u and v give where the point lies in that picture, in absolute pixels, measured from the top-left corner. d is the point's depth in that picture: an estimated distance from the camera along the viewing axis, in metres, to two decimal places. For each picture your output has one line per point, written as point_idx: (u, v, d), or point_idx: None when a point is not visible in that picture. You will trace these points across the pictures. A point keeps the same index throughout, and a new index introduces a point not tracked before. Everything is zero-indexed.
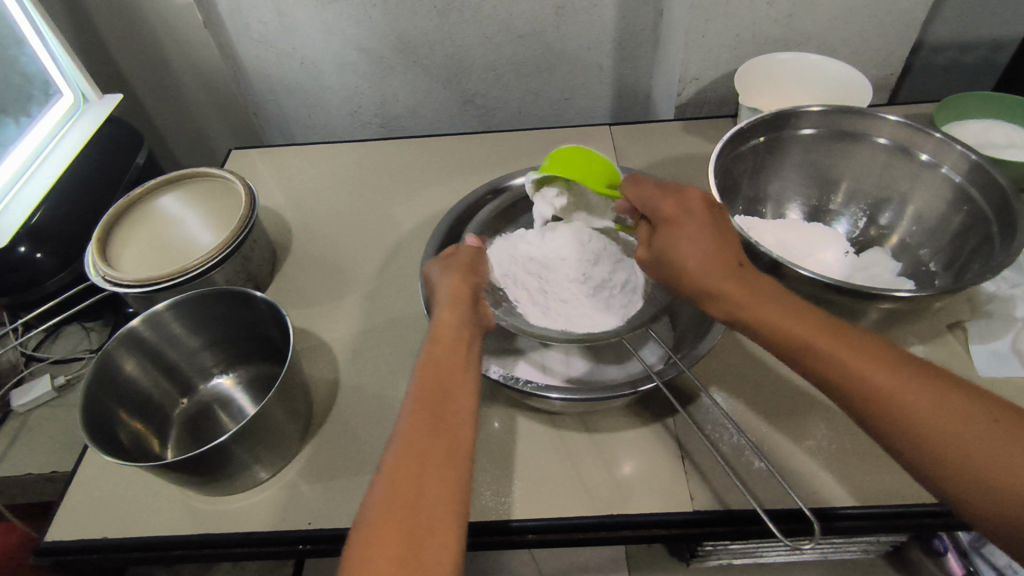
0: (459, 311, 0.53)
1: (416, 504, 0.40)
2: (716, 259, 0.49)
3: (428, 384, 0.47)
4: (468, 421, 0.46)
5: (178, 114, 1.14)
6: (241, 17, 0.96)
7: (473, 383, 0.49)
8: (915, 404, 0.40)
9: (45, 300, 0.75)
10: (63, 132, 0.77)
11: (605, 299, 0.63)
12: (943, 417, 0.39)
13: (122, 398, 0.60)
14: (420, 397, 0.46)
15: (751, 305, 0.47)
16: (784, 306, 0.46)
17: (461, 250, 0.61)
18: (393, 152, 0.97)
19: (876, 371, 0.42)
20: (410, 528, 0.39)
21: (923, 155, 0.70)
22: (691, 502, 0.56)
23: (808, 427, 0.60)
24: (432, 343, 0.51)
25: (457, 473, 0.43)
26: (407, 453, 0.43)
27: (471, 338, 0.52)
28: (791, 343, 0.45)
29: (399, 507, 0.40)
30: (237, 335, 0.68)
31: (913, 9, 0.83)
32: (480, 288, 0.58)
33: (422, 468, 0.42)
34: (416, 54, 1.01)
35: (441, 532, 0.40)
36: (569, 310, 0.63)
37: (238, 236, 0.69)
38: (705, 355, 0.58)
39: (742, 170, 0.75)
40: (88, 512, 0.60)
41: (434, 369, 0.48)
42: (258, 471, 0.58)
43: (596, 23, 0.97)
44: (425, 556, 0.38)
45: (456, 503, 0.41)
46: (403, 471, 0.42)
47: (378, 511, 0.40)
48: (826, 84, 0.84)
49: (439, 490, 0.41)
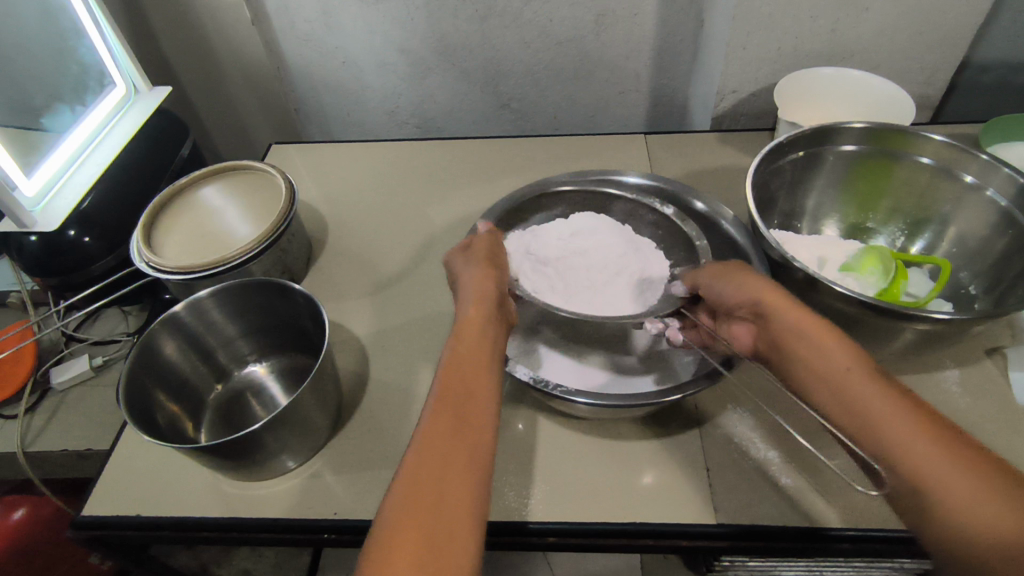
0: (486, 299, 0.55)
1: (437, 494, 0.41)
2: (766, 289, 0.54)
3: (451, 386, 0.48)
4: (490, 423, 0.47)
5: (221, 107, 1.17)
6: (287, 15, 0.99)
7: (495, 386, 0.50)
8: (896, 418, 0.43)
9: (90, 282, 0.77)
10: (115, 122, 0.80)
11: (623, 295, 0.65)
12: (932, 449, 0.41)
13: (162, 380, 0.61)
14: (444, 392, 0.47)
15: (791, 331, 0.51)
16: (820, 332, 0.50)
17: (474, 241, 0.62)
18: (429, 153, 0.98)
19: (869, 392, 0.45)
20: (431, 518, 0.40)
21: (968, 176, 0.69)
22: (715, 515, 0.56)
23: (838, 446, 0.60)
24: (458, 338, 0.52)
25: (478, 467, 0.44)
26: (429, 446, 0.44)
27: (494, 337, 0.53)
28: (824, 369, 0.48)
29: (422, 498, 0.41)
30: (272, 326, 0.69)
31: (961, 27, 0.81)
32: (502, 283, 0.58)
33: (446, 460, 0.43)
34: (455, 57, 1.02)
35: (462, 523, 0.40)
36: (591, 304, 0.64)
37: (280, 227, 0.71)
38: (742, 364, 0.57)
39: (780, 185, 0.74)
40: (122, 490, 0.62)
41: (458, 370, 0.49)
42: (287, 459, 0.59)
43: (635, 32, 0.98)
44: (445, 560, 0.38)
45: (477, 496, 0.42)
46: (427, 462, 0.43)
47: (401, 499, 0.41)
48: (868, 101, 0.84)
49: (461, 481, 0.42)
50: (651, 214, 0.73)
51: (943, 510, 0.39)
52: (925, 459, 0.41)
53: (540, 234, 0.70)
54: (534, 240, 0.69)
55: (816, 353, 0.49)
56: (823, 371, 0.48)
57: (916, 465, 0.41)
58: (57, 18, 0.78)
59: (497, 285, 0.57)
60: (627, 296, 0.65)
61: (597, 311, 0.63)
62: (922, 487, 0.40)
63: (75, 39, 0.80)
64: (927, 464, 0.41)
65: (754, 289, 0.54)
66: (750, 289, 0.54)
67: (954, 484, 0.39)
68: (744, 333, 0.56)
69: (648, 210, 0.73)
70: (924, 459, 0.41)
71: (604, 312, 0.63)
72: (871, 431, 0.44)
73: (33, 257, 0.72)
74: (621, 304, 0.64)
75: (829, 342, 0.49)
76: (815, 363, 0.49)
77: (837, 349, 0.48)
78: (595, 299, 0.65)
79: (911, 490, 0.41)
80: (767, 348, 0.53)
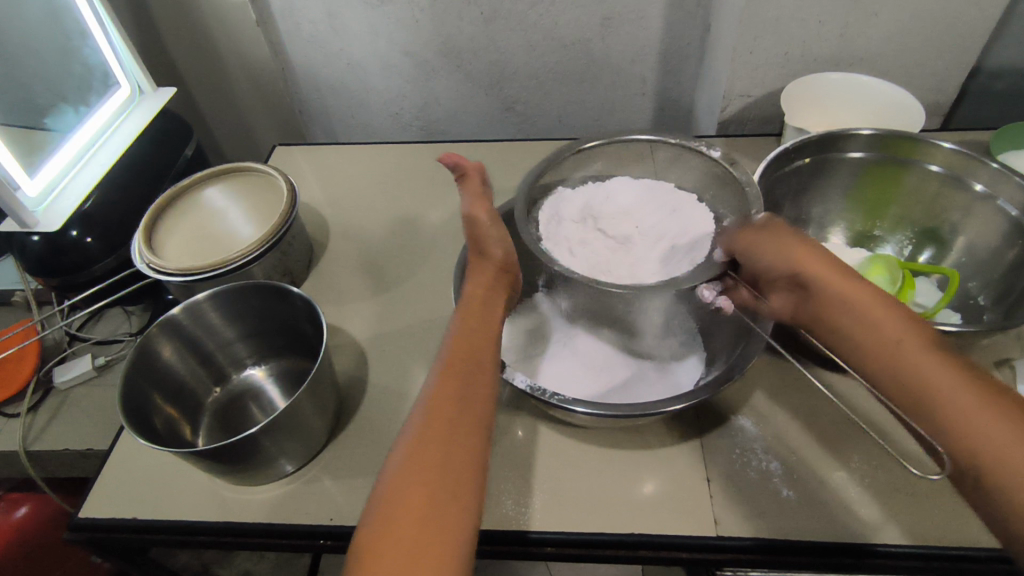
0: (490, 276, 0.59)
1: (443, 449, 0.42)
2: (813, 256, 0.53)
3: (459, 351, 0.50)
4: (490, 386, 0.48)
5: (226, 108, 1.17)
6: (292, 16, 0.99)
7: (497, 354, 0.52)
8: (953, 387, 0.43)
9: (92, 283, 0.77)
10: (119, 122, 0.80)
11: (668, 258, 0.66)
12: (985, 413, 0.41)
13: (159, 383, 0.61)
14: (450, 358, 0.49)
15: (838, 295, 0.51)
16: (871, 301, 0.49)
17: (461, 196, 0.65)
18: (432, 155, 0.98)
19: (924, 361, 0.45)
20: (437, 472, 0.41)
21: (977, 185, 0.68)
22: (715, 527, 0.55)
23: (842, 458, 0.59)
24: (465, 311, 0.54)
25: (479, 427, 0.45)
26: (438, 405, 0.45)
27: (497, 309, 0.56)
28: (874, 334, 0.48)
29: (426, 453, 0.42)
30: (271, 329, 0.69)
31: (972, 33, 0.80)
32: (507, 261, 0.61)
33: (450, 419, 0.44)
34: (460, 59, 1.02)
35: (464, 477, 0.42)
36: (637, 268, 0.66)
37: (280, 229, 0.70)
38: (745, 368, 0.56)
39: (786, 191, 0.73)
40: (119, 492, 0.62)
41: (467, 337, 0.51)
42: (283, 464, 0.59)
43: (641, 36, 0.97)
44: (448, 509, 0.40)
45: (478, 452, 0.44)
46: (433, 419, 0.44)
47: (406, 458, 0.42)
48: (876, 107, 0.82)
49: (464, 439, 0.44)
50: (697, 160, 0.71)
51: (997, 474, 0.39)
52: (978, 422, 0.41)
53: (567, 205, 0.72)
54: (562, 215, 0.71)
55: (866, 324, 0.49)
56: (874, 338, 0.48)
57: (974, 434, 0.41)
58: (62, 18, 0.79)
59: (506, 256, 0.61)
60: (671, 258, 0.66)
61: (644, 275, 0.66)
62: (976, 448, 0.40)
63: (80, 39, 0.80)
64: (980, 427, 0.41)
65: (799, 258, 0.54)
66: (797, 259, 0.54)
67: (1017, 449, 0.39)
68: (785, 301, 0.56)
69: (691, 151, 0.71)
70: (981, 427, 0.41)
71: (651, 274, 0.66)
72: (926, 401, 0.44)
73: (35, 257, 0.72)
74: (668, 262, 0.66)
75: (880, 310, 0.49)
76: (866, 336, 0.49)
77: (890, 319, 0.48)
78: (639, 262, 0.67)
79: (966, 453, 0.41)
80: (811, 319, 0.53)
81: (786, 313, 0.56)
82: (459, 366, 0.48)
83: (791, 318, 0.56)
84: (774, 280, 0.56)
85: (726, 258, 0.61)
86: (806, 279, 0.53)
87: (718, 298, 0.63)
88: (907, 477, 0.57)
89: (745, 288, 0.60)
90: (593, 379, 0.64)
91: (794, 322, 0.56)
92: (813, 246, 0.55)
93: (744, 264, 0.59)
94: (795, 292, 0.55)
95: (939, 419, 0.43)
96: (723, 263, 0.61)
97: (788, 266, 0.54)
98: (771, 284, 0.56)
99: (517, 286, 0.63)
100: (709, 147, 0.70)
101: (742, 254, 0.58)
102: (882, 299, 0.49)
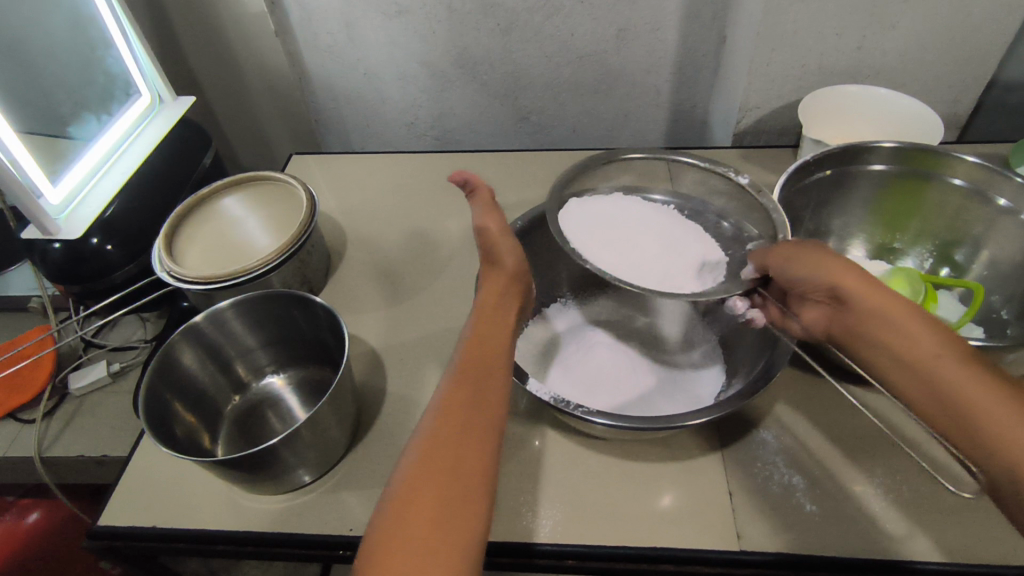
0: (502, 285, 0.59)
1: (453, 455, 0.42)
2: (848, 275, 0.52)
3: (471, 358, 0.50)
4: (502, 392, 0.48)
5: (242, 117, 1.18)
6: (310, 26, 0.99)
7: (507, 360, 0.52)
8: (994, 407, 0.42)
9: (112, 290, 0.77)
10: (139, 132, 0.81)
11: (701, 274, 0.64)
12: None
13: (179, 390, 0.61)
14: (462, 365, 0.49)
15: (879, 312, 0.50)
16: (906, 315, 0.48)
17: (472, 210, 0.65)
18: (447, 165, 0.98)
19: (963, 379, 0.44)
20: (449, 477, 0.41)
21: (1001, 200, 0.68)
22: (739, 541, 0.54)
23: (866, 472, 0.58)
24: (478, 318, 0.55)
25: (493, 432, 0.45)
26: (450, 411, 0.45)
27: (510, 316, 0.56)
28: (917, 354, 0.47)
29: (436, 459, 0.42)
30: (292, 338, 0.69)
31: (990, 47, 0.81)
32: (518, 274, 0.60)
33: (462, 425, 0.44)
34: (475, 69, 1.02)
35: (473, 485, 0.41)
36: (670, 277, 0.64)
37: (299, 239, 0.71)
38: (773, 380, 0.56)
39: (806, 204, 0.73)
40: (138, 501, 0.61)
41: (479, 345, 0.51)
42: (303, 473, 0.59)
43: (657, 48, 0.97)
44: (460, 518, 0.40)
45: (487, 458, 0.43)
46: (446, 424, 0.44)
47: (414, 465, 0.42)
48: (895, 120, 0.83)
49: (478, 445, 0.43)
50: (723, 184, 0.71)
51: None
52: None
53: (591, 211, 0.71)
54: (590, 216, 0.70)
55: (904, 339, 0.48)
56: (916, 362, 0.47)
57: (1017, 455, 0.40)
58: (85, 29, 0.80)
59: (517, 265, 0.61)
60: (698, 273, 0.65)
61: (669, 282, 0.64)
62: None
63: (103, 50, 0.81)
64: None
65: (829, 269, 0.53)
66: (832, 274, 0.52)
67: None
68: (818, 314, 0.55)
69: (718, 174, 0.71)
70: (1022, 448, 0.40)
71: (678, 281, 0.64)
72: (966, 422, 0.43)
73: (55, 264, 0.72)
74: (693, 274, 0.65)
75: (919, 330, 0.47)
76: (904, 351, 0.48)
77: (931, 341, 0.47)
78: (664, 270, 0.65)
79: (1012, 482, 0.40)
80: (844, 333, 0.53)
81: (819, 326, 0.55)
82: (472, 373, 0.48)
83: (824, 331, 0.55)
84: (807, 293, 0.55)
85: (756, 274, 0.61)
86: (841, 295, 0.52)
87: (750, 309, 0.63)
88: (932, 492, 0.57)
89: (775, 305, 0.60)
90: (611, 394, 0.63)
91: (826, 335, 0.55)
92: (841, 255, 0.53)
93: (778, 278, 0.58)
94: (830, 306, 0.54)
95: (982, 442, 0.42)
96: (753, 280, 0.61)
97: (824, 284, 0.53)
98: (805, 299, 0.56)
99: (529, 298, 0.62)
100: (737, 173, 0.69)
101: (775, 269, 0.57)
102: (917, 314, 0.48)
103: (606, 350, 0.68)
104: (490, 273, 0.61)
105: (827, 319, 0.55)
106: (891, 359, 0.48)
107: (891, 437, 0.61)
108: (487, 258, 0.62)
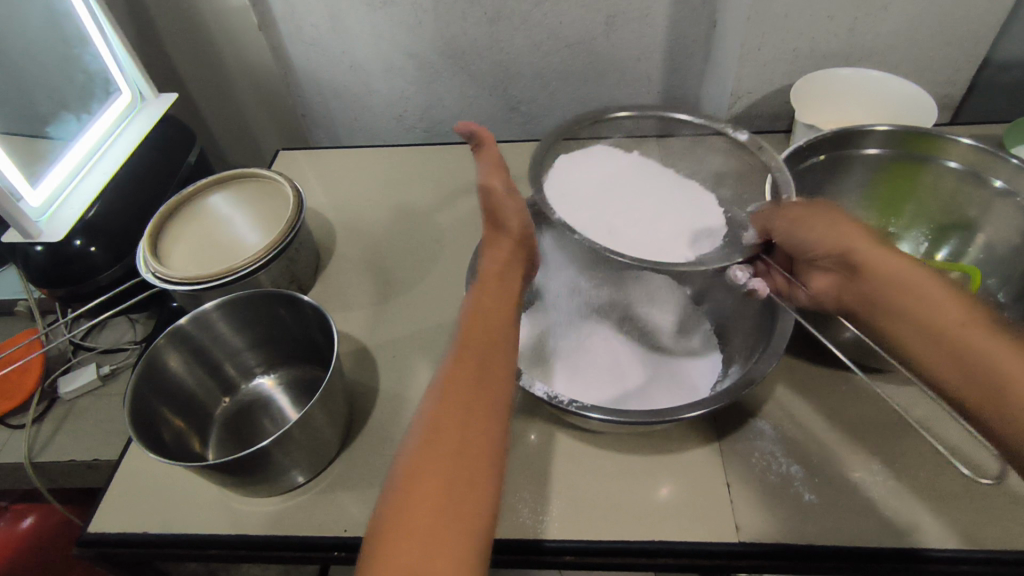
0: (509, 249, 0.59)
1: (458, 438, 0.41)
2: (861, 240, 0.53)
3: (475, 334, 0.49)
4: (507, 371, 0.47)
5: (227, 112, 1.16)
6: (294, 19, 0.97)
7: (512, 332, 0.51)
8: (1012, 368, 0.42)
9: (97, 293, 0.76)
10: (120, 131, 0.79)
11: (694, 244, 0.62)
12: None
13: (166, 395, 0.60)
14: (465, 344, 0.48)
15: (894, 276, 0.50)
16: (923, 280, 0.49)
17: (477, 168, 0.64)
18: (435, 158, 0.97)
19: (986, 346, 0.44)
20: (454, 463, 0.40)
21: (997, 181, 0.67)
22: (738, 533, 0.54)
23: (864, 459, 0.58)
24: (481, 292, 0.54)
25: (498, 410, 0.44)
26: (452, 390, 0.44)
27: (512, 288, 0.55)
28: (929, 314, 0.48)
29: (441, 441, 0.41)
30: (280, 338, 0.68)
31: (984, 27, 0.79)
32: (526, 233, 0.61)
33: (465, 406, 0.43)
34: (462, 59, 1.00)
35: (479, 469, 0.40)
36: (666, 244, 0.63)
37: (286, 237, 0.69)
38: (782, 352, 0.56)
39: (801, 190, 0.72)
40: (129, 507, 0.60)
41: (483, 320, 0.50)
42: (295, 474, 0.58)
43: (647, 33, 0.96)
44: (467, 502, 0.39)
45: (494, 441, 0.42)
46: (450, 403, 0.43)
47: (417, 449, 0.40)
48: (888, 104, 0.82)
49: (480, 427, 0.42)
50: (721, 140, 0.72)
51: None
52: None
53: (580, 176, 0.70)
54: (582, 175, 0.70)
55: (921, 305, 0.48)
56: (932, 323, 0.47)
57: None
58: (60, 25, 0.78)
59: (523, 228, 0.61)
60: (688, 240, 0.63)
61: (662, 252, 0.62)
62: None
63: (81, 46, 0.79)
64: None
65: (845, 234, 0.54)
66: (844, 237, 0.53)
67: None
68: (825, 281, 0.56)
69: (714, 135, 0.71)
70: None
71: (668, 250, 0.62)
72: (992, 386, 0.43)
73: (37, 268, 0.71)
74: (686, 242, 0.63)
75: (935, 292, 0.48)
76: (922, 317, 0.48)
77: (946, 304, 0.48)
78: (661, 238, 0.64)
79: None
80: (852, 300, 0.53)
81: (826, 293, 0.56)
82: (473, 350, 0.47)
83: (831, 298, 0.56)
84: (815, 259, 0.56)
85: (759, 240, 0.61)
86: (853, 258, 0.53)
87: (751, 279, 0.62)
88: (932, 479, 0.56)
89: (780, 275, 0.61)
90: (608, 390, 0.62)
91: (835, 304, 0.56)
92: (848, 218, 0.55)
93: (784, 243, 0.58)
94: (838, 273, 0.55)
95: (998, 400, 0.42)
96: (755, 246, 0.61)
97: (838, 248, 0.53)
98: (815, 264, 0.56)
99: (533, 264, 0.62)
100: (736, 131, 0.70)
101: (779, 232, 0.58)
102: (934, 279, 0.49)
103: (601, 341, 0.68)
104: (495, 239, 0.61)
105: (833, 285, 0.55)
106: (899, 321, 0.49)
107: (884, 423, 0.60)
108: (490, 224, 0.62)
